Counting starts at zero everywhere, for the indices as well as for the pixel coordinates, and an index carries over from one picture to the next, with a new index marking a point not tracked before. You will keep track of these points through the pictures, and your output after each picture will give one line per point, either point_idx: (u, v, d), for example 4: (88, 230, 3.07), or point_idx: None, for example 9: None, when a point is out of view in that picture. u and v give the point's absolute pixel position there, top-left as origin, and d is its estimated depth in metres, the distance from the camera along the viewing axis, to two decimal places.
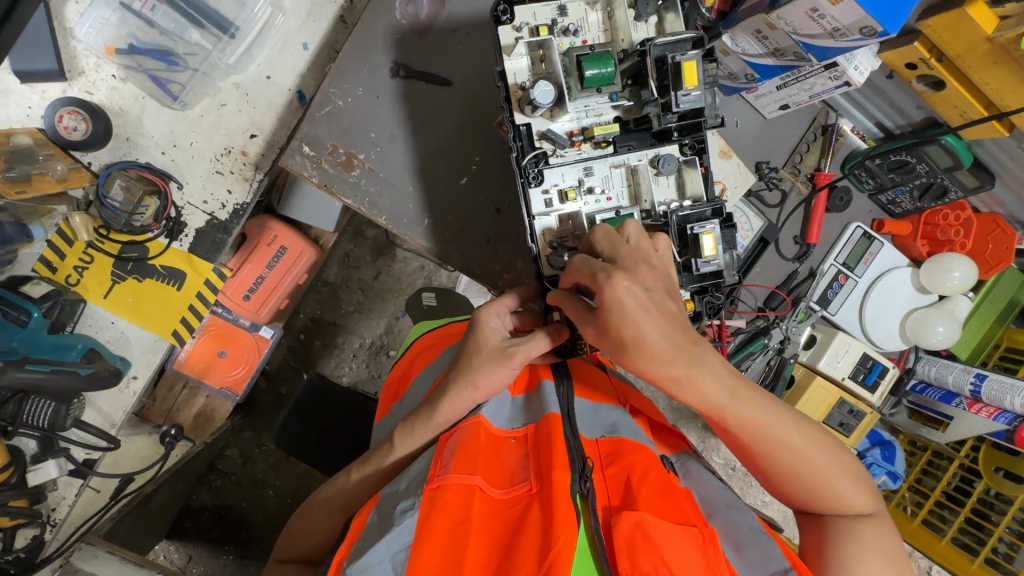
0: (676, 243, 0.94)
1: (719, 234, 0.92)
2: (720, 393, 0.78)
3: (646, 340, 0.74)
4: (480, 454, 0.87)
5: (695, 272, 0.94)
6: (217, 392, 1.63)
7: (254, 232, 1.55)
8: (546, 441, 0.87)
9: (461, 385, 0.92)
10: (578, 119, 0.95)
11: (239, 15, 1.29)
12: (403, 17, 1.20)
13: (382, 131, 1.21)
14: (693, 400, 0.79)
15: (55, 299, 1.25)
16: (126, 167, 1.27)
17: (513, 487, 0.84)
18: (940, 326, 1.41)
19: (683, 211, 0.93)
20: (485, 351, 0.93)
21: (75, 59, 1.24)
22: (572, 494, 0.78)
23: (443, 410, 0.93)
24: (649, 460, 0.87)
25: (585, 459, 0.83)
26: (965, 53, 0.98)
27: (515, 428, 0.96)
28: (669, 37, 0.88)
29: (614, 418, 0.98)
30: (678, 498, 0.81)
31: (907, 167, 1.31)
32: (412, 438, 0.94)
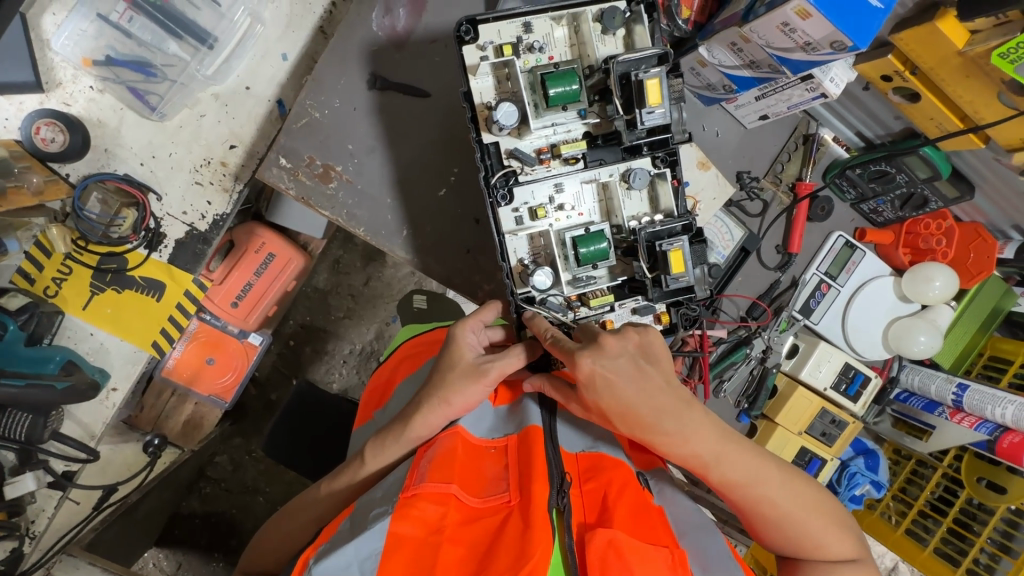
0: (645, 260, 0.93)
1: (688, 251, 0.92)
2: (698, 449, 0.82)
3: (624, 408, 0.81)
4: (457, 464, 0.86)
5: (665, 288, 0.93)
6: (205, 399, 1.62)
7: (242, 239, 1.55)
8: (526, 454, 0.86)
9: (434, 402, 0.91)
10: (547, 136, 0.95)
11: (218, 26, 1.28)
12: (379, 29, 1.19)
13: (360, 143, 1.21)
14: (676, 457, 0.83)
15: (32, 312, 1.23)
16: (103, 179, 1.26)
17: (491, 497, 0.82)
18: (922, 336, 1.40)
19: (652, 227, 0.92)
20: (460, 368, 0.93)
21: (51, 71, 1.24)
22: (549, 508, 0.77)
23: (414, 426, 0.92)
24: (626, 478, 0.86)
25: (564, 473, 0.82)
26: (938, 66, 0.98)
27: (495, 437, 0.94)
28: (634, 53, 0.88)
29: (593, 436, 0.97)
30: (651, 517, 0.81)
31: (887, 178, 1.31)
32: (384, 454, 0.93)
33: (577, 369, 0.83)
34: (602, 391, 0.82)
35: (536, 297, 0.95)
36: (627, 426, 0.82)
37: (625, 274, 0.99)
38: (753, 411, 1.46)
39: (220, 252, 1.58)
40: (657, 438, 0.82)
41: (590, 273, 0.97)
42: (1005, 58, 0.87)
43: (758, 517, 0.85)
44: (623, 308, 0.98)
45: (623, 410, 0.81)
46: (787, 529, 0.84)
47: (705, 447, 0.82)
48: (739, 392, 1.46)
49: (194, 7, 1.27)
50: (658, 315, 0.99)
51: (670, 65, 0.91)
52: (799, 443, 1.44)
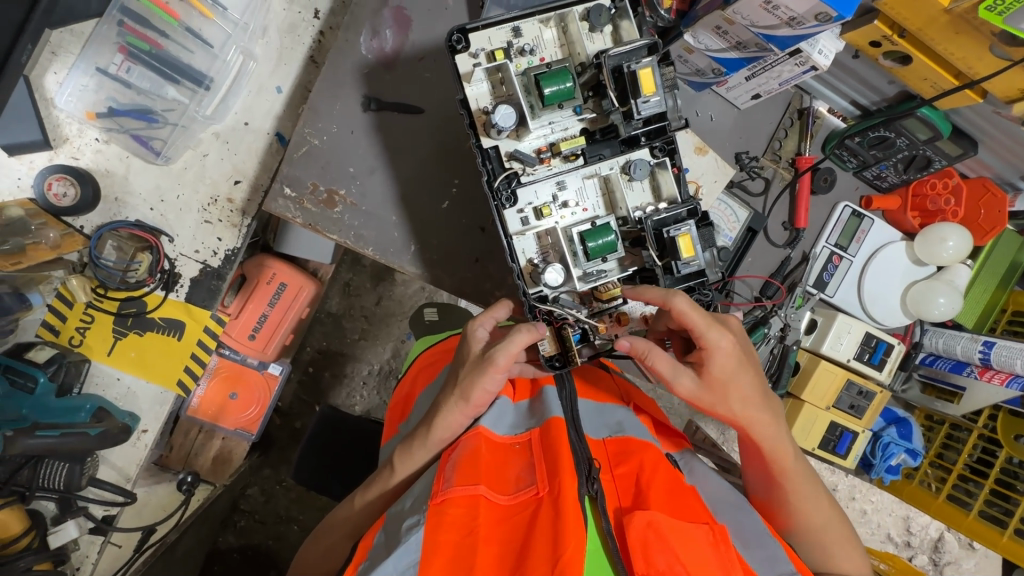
0: (654, 248, 0.90)
1: (696, 235, 0.88)
2: (774, 435, 0.92)
3: (740, 386, 0.89)
4: (482, 464, 0.86)
5: (677, 274, 0.90)
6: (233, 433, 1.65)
7: (253, 271, 1.57)
8: (548, 446, 0.86)
9: (453, 401, 0.93)
10: (545, 135, 0.92)
11: (212, 66, 1.32)
12: (368, 52, 1.21)
13: (360, 164, 1.23)
14: (762, 437, 0.92)
15: (60, 362, 1.29)
16: (116, 227, 1.29)
17: (520, 491, 0.83)
18: (941, 298, 1.39)
19: (657, 214, 0.89)
20: (473, 364, 0.93)
21: (58, 127, 1.28)
22: (580, 497, 0.78)
23: (438, 429, 0.93)
24: (656, 457, 0.87)
25: (592, 461, 0.83)
26: (925, 27, 0.97)
27: (518, 433, 0.94)
28: (623, 46, 0.84)
29: (618, 418, 0.98)
30: (686, 495, 0.82)
31: (887, 143, 1.31)
32: (411, 459, 0.95)
33: (709, 349, 0.86)
34: (729, 367, 0.87)
35: (548, 295, 0.92)
36: (738, 399, 0.89)
37: (634, 265, 0.95)
38: (778, 390, 1.44)
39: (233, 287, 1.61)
40: (755, 417, 0.91)
41: (599, 267, 0.93)
42: (993, 12, 0.86)
43: (802, 518, 0.95)
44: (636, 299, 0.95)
45: (736, 384, 0.89)
46: (822, 533, 0.95)
47: (786, 434, 0.93)
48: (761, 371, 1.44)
49: (188, 51, 1.31)
50: None
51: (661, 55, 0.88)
52: (828, 419, 1.42)
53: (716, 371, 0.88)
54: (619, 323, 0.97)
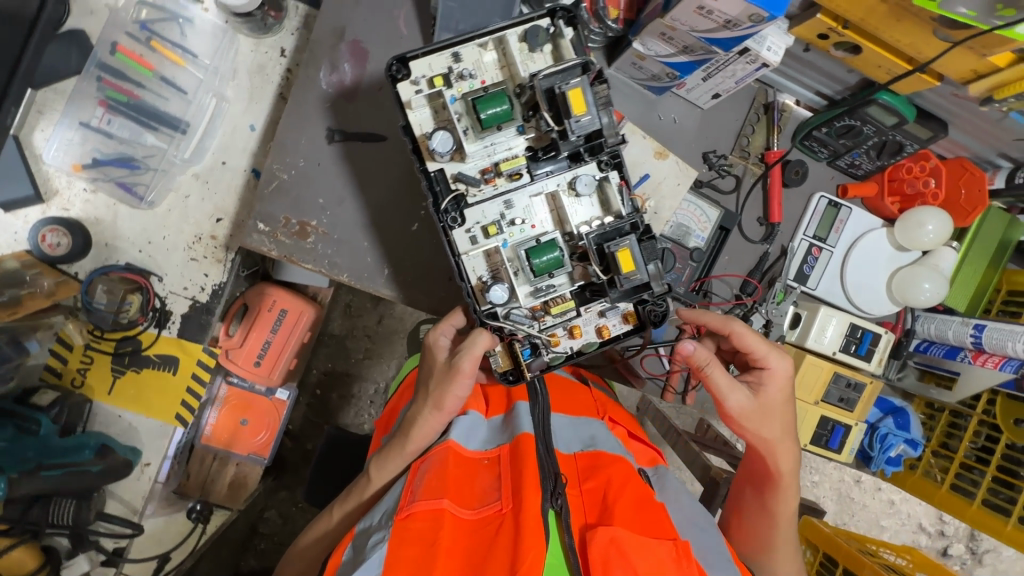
0: (597, 263, 0.90)
1: (637, 249, 0.88)
2: (788, 470, 1.05)
3: (779, 414, 1.02)
4: (450, 478, 0.87)
5: (620, 289, 0.90)
6: (247, 459, 1.60)
7: (254, 300, 1.49)
8: (515, 461, 0.86)
9: (428, 409, 0.96)
10: (488, 155, 0.92)
11: (188, 111, 1.38)
12: (328, 86, 1.24)
13: (329, 195, 1.26)
14: (778, 468, 1.05)
15: (62, 403, 1.34)
16: (107, 271, 1.35)
17: (485, 507, 0.84)
18: (927, 282, 1.36)
19: (598, 229, 0.89)
20: (444, 371, 0.96)
21: (48, 181, 1.34)
22: (543, 512, 0.78)
23: (413, 437, 0.96)
24: (626, 472, 0.87)
25: (557, 476, 0.83)
26: (866, 16, 0.96)
27: (488, 447, 0.95)
28: (551, 67, 0.83)
29: (591, 431, 0.97)
30: (652, 511, 0.82)
31: (855, 131, 1.29)
32: (387, 468, 0.98)
33: (772, 378, 1.01)
34: (780, 395, 1.02)
35: (499, 312, 0.93)
36: (779, 427, 1.03)
37: (583, 279, 0.96)
38: None
39: (236, 316, 1.53)
40: (784, 448, 1.03)
41: (549, 282, 0.95)
42: None
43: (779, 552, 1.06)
44: (589, 312, 0.97)
45: (782, 411, 1.03)
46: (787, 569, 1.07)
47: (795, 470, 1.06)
48: None
49: (163, 98, 1.37)
50: (624, 314, 0.98)
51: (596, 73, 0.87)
52: (819, 414, 1.39)
53: (769, 396, 1.01)
54: (572, 336, 0.98)
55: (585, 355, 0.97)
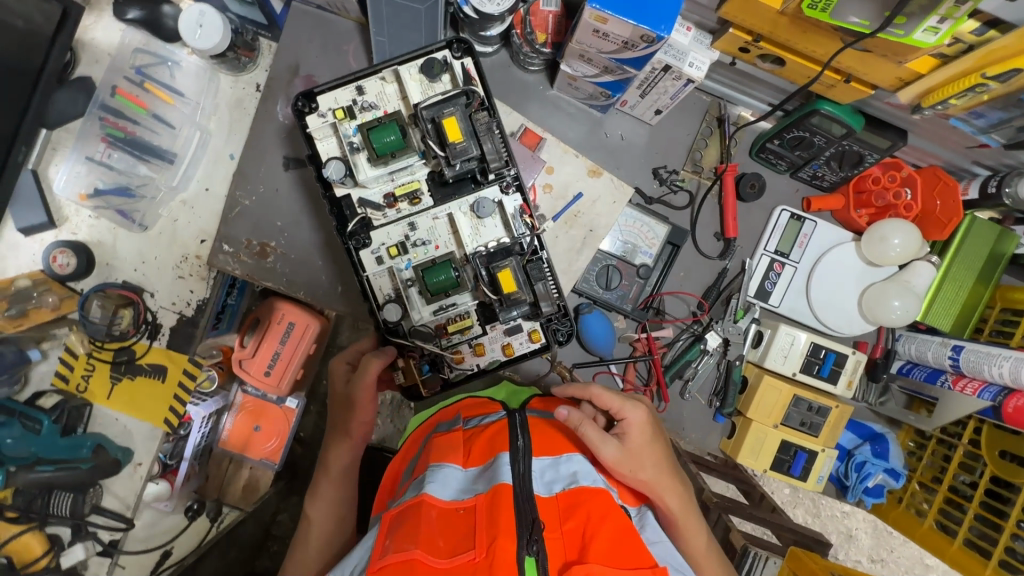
0: (487, 284, 0.95)
1: (517, 270, 0.93)
2: (680, 510, 0.97)
3: (649, 453, 0.95)
4: (423, 527, 0.72)
5: (508, 309, 0.95)
6: (258, 463, 1.85)
7: (266, 314, 1.76)
8: (492, 510, 0.73)
9: (338, 432, 1.05)
10: (390, 181, 0.97)
11: (176, 143, 1.53)
12: (286, 118, 1.35)
13: (286, 218, 1.36)
14: (668, 510, 0.96)
15: (62, 407, 1.49)
16: (105, 287, 1.50)
17: (458, 556, 0.69)
18: (896, 300, 1.27)
19: (484, 251, 0.95)
20: (354, 398, 1.03)
21: (60, 209, 1.52)
22: (520, 559, 0.67)
23: (334, 461, 1.04)
24: (607, 508, 0.76)
25: (534, 518, 0.72)
26: (773, 29, 0.94)
27: (464, 497, 0.78)
28: (430, 99, 0.90)
29: (572, 469, 0.85)
30: (633, 541, 0.73)
31: (807, 142, 1.24)
32: (321, 497, 1.03)
33: (626, 417, 0.97)
34: (643, 436, 0.96)
35: (402, 329, 0.98)
36: (651, 468, 0.94)
37: (484, 298, 0.99)
38: (725, 409, 1.39)
39: (251, 328, 1.81)
40: (664, 491, 0.95)
41: (452, 300, 0.99)
42: (817, 8, 0.83)
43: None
44: (494, 330, 1.00)
45: (650, 450, 0.96)
46: None
47: (688, 506, 0.98)
48: (708, 389, 1.41)
49: (155, 133, 1.53)
50: (530, 333, 1.00)
51: (478, 100, 0.93)
52: (779, 438, 1.33)
53: (631, 438, 0.95)
54: (476, 353, 1.00)
55: (488, 372, 0.99)
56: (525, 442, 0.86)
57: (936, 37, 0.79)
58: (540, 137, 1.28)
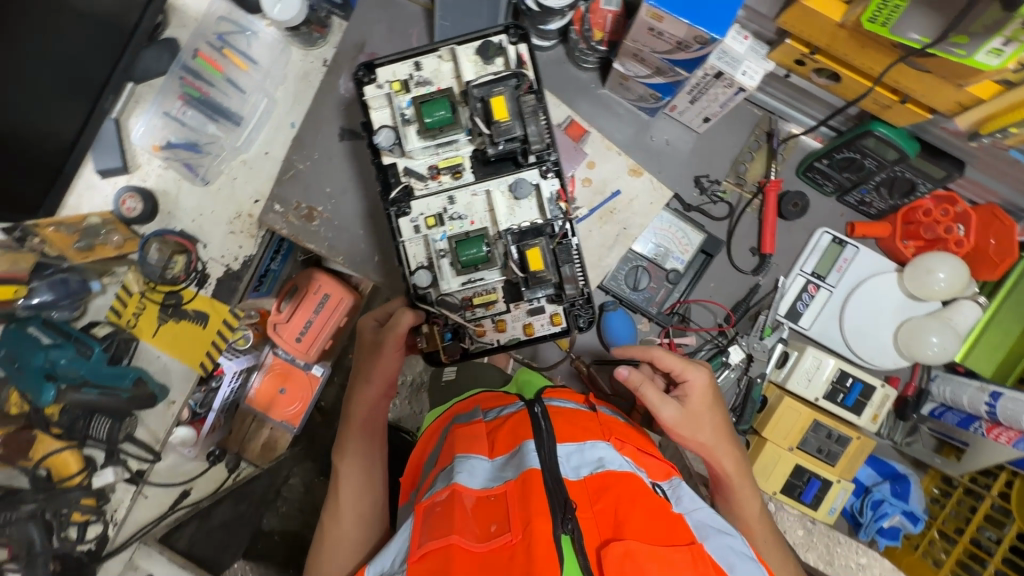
0: (515, 261, 0.98)
1: (546, 249, 0.97)
2: (735, 469, 1.04)
3: (710, 417, 1.03)
4: (458, 511, 0.76)
5: (533, 288, 0.98)
6: (279, 424, 1.98)
7: (304, 283, 1.86)
8: (522, 495, 0.75)
9: (359, 383, 1.10)
10: (435, 154, 1.02)
11: (244, 107, 1.64)
12: (347, 91, 1.43)
13: (336, 185, 1.43)
14: (722, 467, 1.03)
15: (113, 337, 1.60)
16: (164, 233, 1.60)
17: (494, 539, 0.72)
18: (934, 336, 1.24)
19: (517, 229, 0.98)
20: (378, 353, 1.07)
21: (134, 157, 1.63)
22: (555, 538, 0.69)
23: (356, 414, 1.09)
24: (635, 488, 0.77)
25: (566, 500, 0.73)
26: (831, 42, 0.94)
27: (493, 484, 0.81)
28: (482, 78, 0.94)
29: (598, 454, 0.84)
30: (666, 520, 0.73)
31: (856, 164, 1.22)
32: (348, 451, 1.07)
33: (689, 382, 1.03)
34: (705, 400, 1.03)
35: (430, 296, 1.02)
36: (709, 429, 1.03)
37: (511, 276, 1.02)
38: (741, 426, 1.33)
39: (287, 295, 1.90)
40: (718, 451, 1.03)
41: (480, 275, 1.02)
42: (877, 23, 0.82)
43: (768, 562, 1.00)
44: (518, 309, 1.03)
45: (711, 412, 1.04)
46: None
47: (744, 468, 1.04)
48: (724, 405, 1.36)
49: (227, 96, 1.63)
50: (552, 315, 1.03)
51: (527, 84, 0.97)
52: (792, 461, 1.30)
53: (691, 401, 1.03)
54: (498, 329, 1.04)
55: (507, 348, 1.03)
56: (547, 423, 0.89)
57: (999, 61, 0.76)
58: (585, 129, 1.30)
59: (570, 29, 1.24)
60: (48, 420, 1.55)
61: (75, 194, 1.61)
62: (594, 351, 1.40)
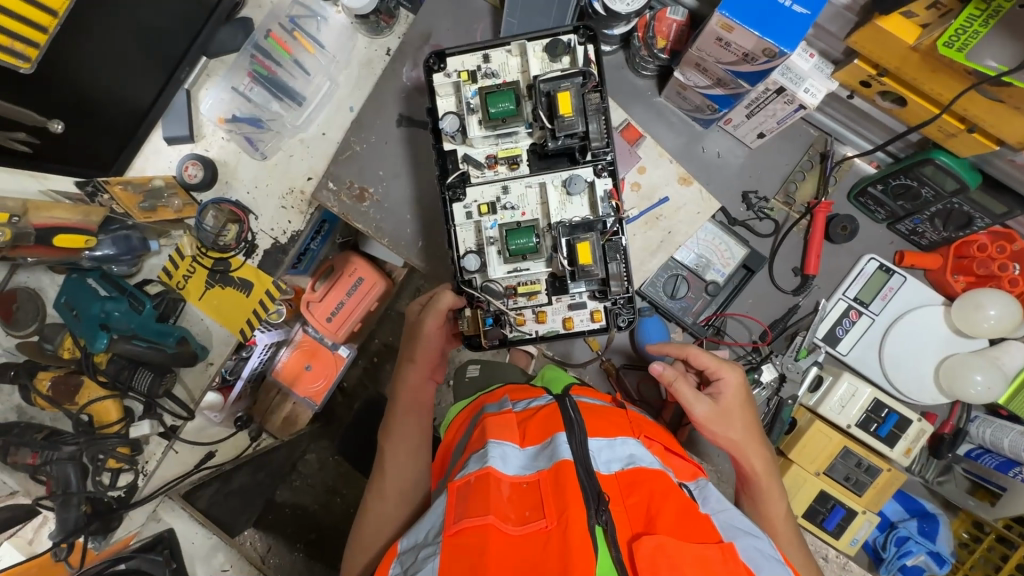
0: (563, 254, 1.00)
1: (595, 245, 0.98)
2: (763, 468, 1.05)
3: (742, 415, 1.06)
4: (493, 494, 0.78)
5: (578, 282, 1.00)
6: (302, 400, 2.00)
7: (340, 265, 1.92)
8: (556, 485, 0.77)
9: (407, 364, 1.16)
10: (495, 145, 1.05)
11: (308, 88, 1.70)
12: (409, 80, 1.48)
13: (388, 169, 1.48)
14: (751, 465, 1.05)
15: (164, 296, 1.67)
16: (221, 202, 1.67)
17: (529, 524, 0.74)
18: (979, 375, 1.21)
19: (568, 223, 1.00)
20: (418, 333, 1.13)
21: (201, 128, 1.71)
22: (589, 530, 0.70)
23: (404, 393, 1.15)
24: (667, 487, 0.79)
25: (600, 494, 0.75)
26: (901, 65, 0.93)
27: (527, 472, 0.83)
28: (550, 74, 0.97)
29: (629, 450, 0.85)
30: (696, 519, 0.74)
31: (912, 193, 1.20)
32: (393, 429, 1.12)
33: (723, 377, 1.07)
34: (738, 399, 1.06)
35: (475, 281, 1.05)
36: (741, 426, 1.05)
37: (556, 269, 1.04)
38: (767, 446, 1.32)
39: (323, 275, 1.96)
40: (748, 450, 1.05)
41: (527, 265, 1.05)
42: (953, 47, 0.81)
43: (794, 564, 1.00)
44: (559, 302, 1.06)
45: (742, 410, 1.07)
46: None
47: (772, 470, 1.06)
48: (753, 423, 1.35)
49: (293, 76, 1.70)
50: (593, 311, 1.05)
51: (592, 83, 0.99)
52: (819, 487, 1.29)
53: (724, 397, 1.06)
54: (538, 320, 1.06)
55: (546, 339, 1.05)
56: (578, 415, 0.91)
57: None
58: (640, 134, 1.32)
59: (634, 34, 1.26)
60: (95, 367, 1.58)
61: (143, 157, 1.69)
62: (625, 353, 1.40)
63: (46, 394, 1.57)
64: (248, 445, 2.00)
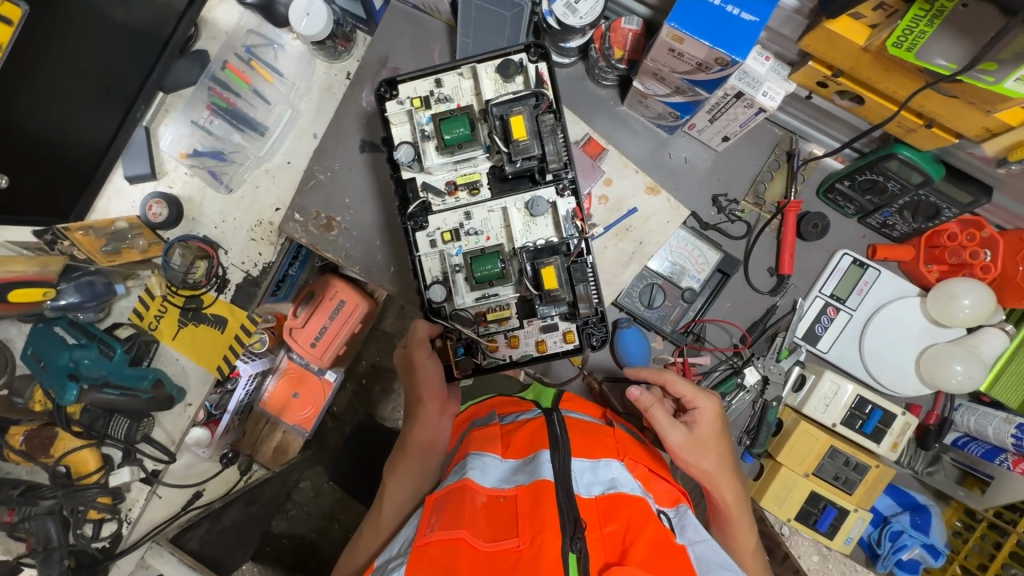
0: (529, 279, 0.99)
1: (560, 268, 0.97)
2: (734, 501, 1.04)
3: (717, 445, 1.06)
4: (470, 512, 0.76)
5: (545, 306, 0.98)
6: (291, 428, 1.96)
7: (320, 288, 1.87)
8: (533, 503, 0.75)
9: (426, 404, 1.02)
10: (453, 170, 1.03)
11: (268, 118, 1.68)
12: (368, 105, 1.46)
13: (354, 196, 1.46)
14: (722, 496, 1.04)
15: (135, 339, 1.60)
16: (187, 239, 1.62)
17: (502, 542, 0.71)
18: (958, 364, 1.20)
19: (531, 247, 0.99)
20: (417, 366, 1.04)
21: (162, 164, 1.67)
22: (562, 556, 0.67)
23: (417, 434, 1.01)
24: (647, 515, 0.77)
25: (577, 520, 0.72)
26: (855, 65, 0.93)
27: (505, 487, 0.81)
28: (502, 97, 0.95)
29: (612, 474, 0.83)
30: (672, 555, 0.72)
31: (879, 187, 1.20)
32: (401, 475, 1.00)
33: (697, 407, 1.08)
34: (712, 430, 1.06)
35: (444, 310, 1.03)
36: (715, 457, 1.05)
37: (524, 293, 1.03)
38: (755, 449, 1.32)
39: (303, 300, 1.89)
40: (721, 480, 1.04)
41: (495, 291, 1.03)
42: (902, 47, 0.82)
43: None
44: (531, 325, 1.04)
45: (717, 440, 1.06)
46: None
47: (744, 502, 1.05)
48: (739, 427, 1.34)
49: (252, 106, 1.67)
50: (565, 333, 1.04)
51: (546, 103, 0.98)
52: (808, 488, 1.28)
53: (698, 426, 1.06)
54: (511, 345, 1.04)
55: (520, 364, 1.03)
56: (563, 432, 0.88)
57: None
58: (602, 148, 1.31)
59: (591, 46, 1.25)
60: (69, 418, 1.53)
61: (105, 198, 1.65)
62: (607, 369, 1.36)
63: (20, 449, 1.55)
64: (239, 479, 1.96)
